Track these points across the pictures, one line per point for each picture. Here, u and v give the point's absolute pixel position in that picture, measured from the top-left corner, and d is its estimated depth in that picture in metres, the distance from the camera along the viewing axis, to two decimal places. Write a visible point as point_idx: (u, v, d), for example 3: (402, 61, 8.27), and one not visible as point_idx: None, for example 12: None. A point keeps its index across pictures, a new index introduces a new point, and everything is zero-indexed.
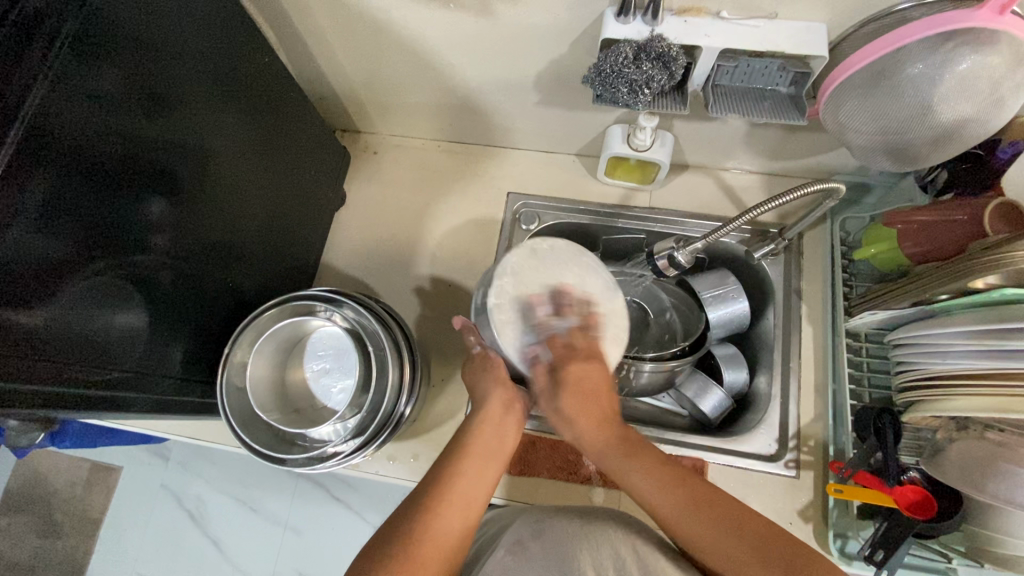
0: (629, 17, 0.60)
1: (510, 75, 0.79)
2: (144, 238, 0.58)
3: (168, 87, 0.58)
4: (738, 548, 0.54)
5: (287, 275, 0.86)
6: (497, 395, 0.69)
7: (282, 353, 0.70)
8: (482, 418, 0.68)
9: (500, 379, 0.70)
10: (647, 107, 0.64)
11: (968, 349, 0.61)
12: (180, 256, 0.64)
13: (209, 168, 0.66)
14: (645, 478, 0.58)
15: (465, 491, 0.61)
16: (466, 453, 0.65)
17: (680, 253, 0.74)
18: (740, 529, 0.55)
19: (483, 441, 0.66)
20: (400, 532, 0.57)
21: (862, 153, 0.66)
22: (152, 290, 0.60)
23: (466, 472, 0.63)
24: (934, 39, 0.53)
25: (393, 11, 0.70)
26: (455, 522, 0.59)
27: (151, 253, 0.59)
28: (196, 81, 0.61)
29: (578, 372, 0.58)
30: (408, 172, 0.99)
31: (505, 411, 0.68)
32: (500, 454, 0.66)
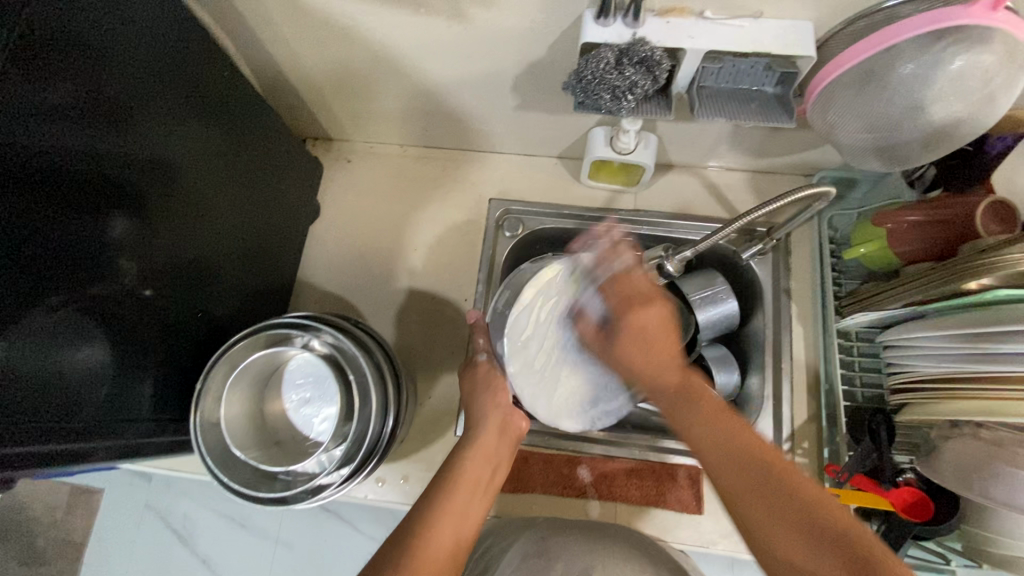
0: (609, 19, 0.57)
1: (487, 79, 0.75)
2: (104, 264, 0.54)
3: (128, 98, 0.54)
4: (781, 524, 0.46)
5: (260, 297, 0.82)
6: (491, 416, 0.71)
7: (258, 385, 0.66)
8: (474, 447, 0.68)
9: (495, 406, 0.72)
10: (631, 114, 0.61)
11: (961, 353, 0.59)
12: (146, 280, 0.60)
13: (175, 187, 0.62)
14: (703, 426, 0.55)
15: (458, 516, 0.59)
16: (458, 479, 0.63)
17: (670, 262, 0.74)
18: (794, 499, 0.47)
19: (476, 467, 0.66)
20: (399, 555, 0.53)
21: (851, 153, 0.64)
22: (117, 320, 0.57)
23: (458, 496, 0.61)
24: (926, 38, 0.51)
25: (360, 16, 0.66)
26: (450, 542, 0.56)
27: (114, 280, 0.56)
28: (156, 93, 0.58)
29: (640, 318, 0.62)
30: (385, 181, 0.95)
31: (498, 438, 0.70)
32: (492, 481, 0.66)
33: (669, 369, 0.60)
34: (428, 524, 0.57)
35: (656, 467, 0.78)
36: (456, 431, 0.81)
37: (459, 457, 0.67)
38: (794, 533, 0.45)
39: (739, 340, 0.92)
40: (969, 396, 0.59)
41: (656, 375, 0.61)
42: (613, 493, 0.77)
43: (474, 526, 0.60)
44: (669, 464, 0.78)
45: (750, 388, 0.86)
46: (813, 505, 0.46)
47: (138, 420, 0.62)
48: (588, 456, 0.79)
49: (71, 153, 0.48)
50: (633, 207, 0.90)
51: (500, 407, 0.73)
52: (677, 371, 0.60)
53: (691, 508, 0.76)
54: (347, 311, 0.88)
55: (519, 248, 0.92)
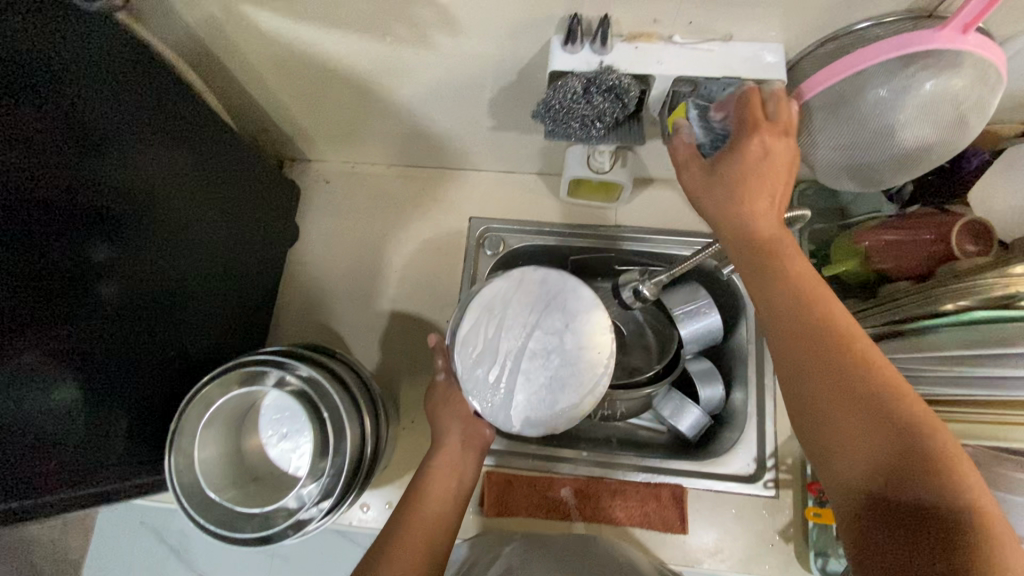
0: (577, 47, 0.56)
1: (461, 102, 0.75)
2: (79, 301, 0.54)
3: (106, 127, 0.54)
4: (831, 392, 0.43)
5: (240, 327, 0.81)
6: (455, 431, 0.73)
7: (232, 424, 0.66)
8: (435, 461, 0.71)
9: (456, 421, 0.74)
10: (601, 140, 0.62)
11: (939, 374, 0.58)
12: (118, 316, 0.59)
13: (150, 216, 0.62)
14: (777, 287, 0.47)
15: (423, 530, 0.64)
16: (423, 497, 0.68)
17: (644, 288, 0.70)
18: (848, 366, 0.43)
19: (441, 481, 0.69)
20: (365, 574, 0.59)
21: (825, 175, 0.63)
22: (87, 359, 0.56)
23: (421, 512, 0.66)
24: (895, 63, 0.50)
25: (327, 46, 0.65)
26: (417, 556, 0.61)
27: (88, 316, 0.56)
28: (138, 120, 0.58)
29: (780, 146, 0.48)
30: (364, 201, 0.94)
31: (461, 449, 0.72)
32: (458, 491, 0.70)
33: (761, 219, 0.48)
34: (392, 541, 0.62)
35: (640, 487, 0.78)
36: None
37: (423, 473, 0.71)
38: (842, 403, 0.42)
39: (722, 353, 0.91)
40: (953, 419, 0.59)
41: (742, 216, 0.48)
42: (599, 514, 0.77)
43: (440, 538, 0.65)
44: (652, 484, 0.78)
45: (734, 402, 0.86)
46: (867, 368, 0.43)
47: (110, 464, 0.61)
48: (571, 478, 0.79)
49: (41, 184, 0.49)
50: (614, 223, 0.90)
51: (462, 422, 0.74)
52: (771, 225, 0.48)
53: (675, 529, 0.76)
54: (329, 335, 0.88)
55: (500, 267, 0.91)
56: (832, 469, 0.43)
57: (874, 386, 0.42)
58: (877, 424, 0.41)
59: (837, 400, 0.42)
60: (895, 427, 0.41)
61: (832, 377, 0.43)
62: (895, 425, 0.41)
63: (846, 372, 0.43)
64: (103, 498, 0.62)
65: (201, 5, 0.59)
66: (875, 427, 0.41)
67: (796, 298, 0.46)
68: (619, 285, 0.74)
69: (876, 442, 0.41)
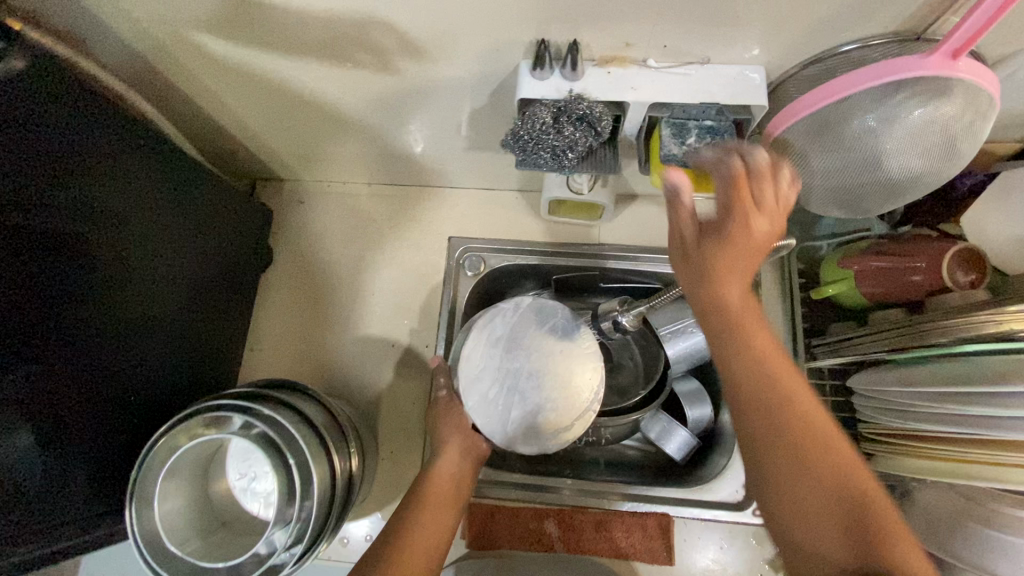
0: (545, 71, 0.53)
1: (432, 124, 0.72)
2: (35, 341, 0.53)
3: (65, 156, 0.53)
4: (802, 480, 0.45)
5: (213, 360, 0.79)
6: (456, 439, 0.70)
7: (199, 470, 0.66)
8: (436, 466, 0.68)
9: (458, 428, 0.71)
10: (575, 170, 0.59)
11: (931, 411, 0.56)
12: (76, 358, 0.57)
13: (116, 248, 0.60)
14: (745, 363, 0.47)
15: (422, 538, 0.61)
16: (423, 502, 0.65)
17: (623, 320, 0.68)
18: (812, 463, 0.45)
19: (441, 487, 0.66)
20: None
21: (812, 201, 0.60)
22: (41, 406, 0.54)
23: (421, 519, 0.63)
24: (881, 90, 0.47)
25: (287, 73, 0.62)
26: (415, 566, 0.59)
27: (45, 359, 0.54)
28: (96, 143, 0.56)
29: (761, 223, 0.46)
30: (340, 221, 0.91)
31: (462, 455, 0.69)
32: (458, 498, 0.67)
33: (729, 291, 0.47)
34: (391, 550, 0.59)
35: (625, 517, 0.76)
36: None
37: (423, 478, 0.67)
38: (808, 490, 0.45)
39: (711, 372, 0.89)
40: (945, 457, 0.56)
41: (718, 298, 0.48)
42: (584, 545, 0.76)
43: (440, 548, 0.62)
44: (637, 514, 0.76)
45: (724, 424, 0.84)
46: (828, 451, 0.45)
47: (71, 518, 0.59)
48: (556, 509, 0.77)
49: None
50: (597, 241, 0.87)
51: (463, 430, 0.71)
52: (741, 296, 0.48)
53: (661, 559, 0.74)
54: (306, 362, 0.85)
55: (481, 288, 0.88)
56: (779, 521, 0.46)
57: (836, 481, 0.44)
58: (841, 513, 0.43)
59: (777, 454, 0.46)
60: (853, 518, 0.43)
61: (784, 433, 0.46)
62: (854, 511, 0.43)
63: (807, 460, 0.45)
64: (64, 553, 0.60)
65: (147, 33, 0.56)
66: (840, 512, 0.43)
67: (748, 354, 0.47)
68: (598, 316, 0.71)
69: (843, 542, 0.42)
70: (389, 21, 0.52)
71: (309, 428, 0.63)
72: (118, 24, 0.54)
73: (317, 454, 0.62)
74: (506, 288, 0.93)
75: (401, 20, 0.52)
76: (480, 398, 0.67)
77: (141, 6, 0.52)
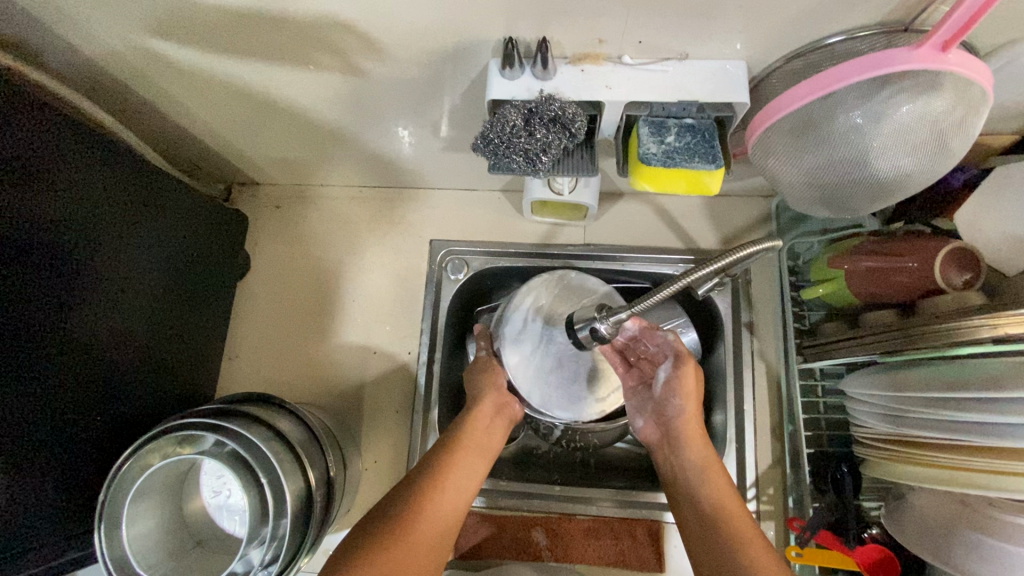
0: (515, 71, 0.51)
1: (405, 126, 0.69)
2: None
3: (17, 159, 0.51)
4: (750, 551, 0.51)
5: (187, 374, 0.77)
6: (491, 396, 0.69)
7: (172, 489, 0.64)
8: (474, 414, 0.67)
9: (496, 386, 0.70)
10: (550, 174, 0.56)
11: (925, 416, 0.55)
12: (42, 378, 0.55)
13: (81, 259, 0.58)
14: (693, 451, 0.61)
15: (456, 480, 0.60)
16: (461, 445, 0.64)
17: (603, 325, 0.60)
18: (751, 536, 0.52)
19: (478, 436, 0.66)
20: (398, 512, 0.55)
21: (799, 200, 0.58)
22: (9, 429, 0.52)
23: (458, 462, 0.62)
24: (868, 85, 0.44)
25: (250, 77, 0.60)
26: (449, 503, 0.58)
27: (8, 383, 0.52)
28: (46, 148, 0.54)
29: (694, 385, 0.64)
30: (319, 226, 0.89)
31: (497, 408, 0.69)
32: (491, 449, 0.66)
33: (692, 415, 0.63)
34: (429, 483, 0.58)
35: (614, 524, 0.75)
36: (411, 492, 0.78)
37: (461, 424, 0.66)
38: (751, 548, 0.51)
39: None
40: (937, 464, 0.54)
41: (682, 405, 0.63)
42: (571, 555, 0.74)
43: (469, 493, 0.61)
44: (627, 520, 0.74)
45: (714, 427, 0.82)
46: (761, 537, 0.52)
47: (39, 545, 0.57)
48: (543, 517, 0.75)
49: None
50: (582, 241, 0.85)
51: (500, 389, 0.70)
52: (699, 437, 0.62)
53: (651, 566, 0.73)
54: (286, 372, 0.84)
55: (464, 291, 0.86)
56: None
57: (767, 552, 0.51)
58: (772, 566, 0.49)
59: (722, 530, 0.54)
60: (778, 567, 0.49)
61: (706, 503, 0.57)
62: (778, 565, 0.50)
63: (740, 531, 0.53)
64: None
65: (99, 40, 0.54)
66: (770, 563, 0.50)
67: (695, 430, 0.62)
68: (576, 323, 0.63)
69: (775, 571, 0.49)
70: (348, 21, 0.50)
71: (281, 443, 0.61)
72: (65, 30, 0.52)
73: (290, 470, 0.60)
74: (490, 290, 0.90)
75: (361, 21, 0.50)
76: (521, 358, 0.69)
77: (87, 12, 0.50)
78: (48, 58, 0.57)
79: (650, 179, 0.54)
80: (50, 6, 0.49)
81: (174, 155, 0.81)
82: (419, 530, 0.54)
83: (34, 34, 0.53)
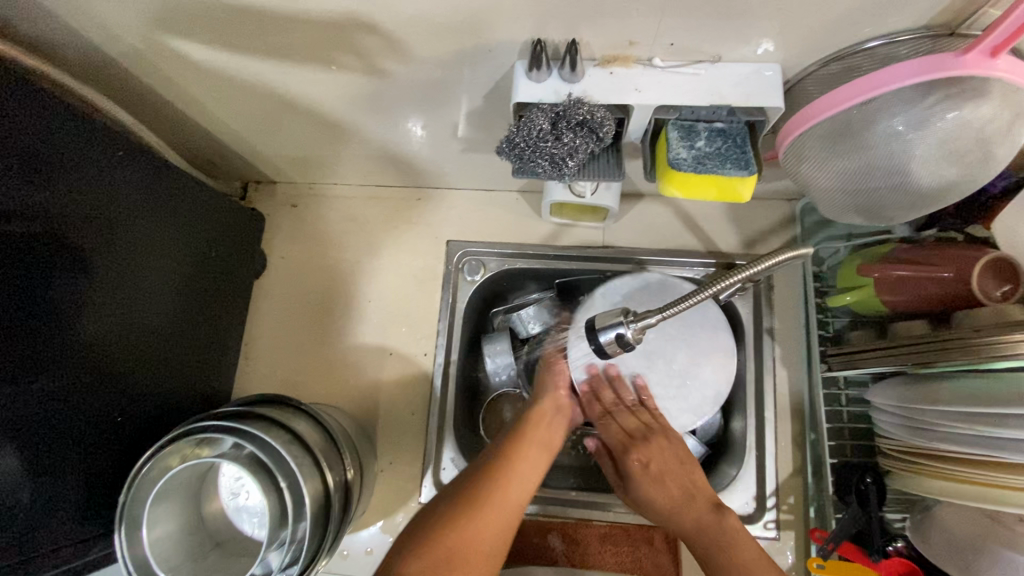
0: (542, 73, 0.49)
1: (424, 127, 0.68)
2: (20, 361, 0.51)
3: (44, 158, 0.52)
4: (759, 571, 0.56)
5: (205, 371, 0.77)
6: (551, 396, 0.73)
7: (192, 490, 0.64)
8: (536, 409, 0.72)
9: (558, 386, 0.74)
10: (575, 178, 0.55)
11: (962, 431, 0.53)
12: (63, 380, 0.55)
13: (105, 258, 0.59)
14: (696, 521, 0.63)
15: (523, 471, 0.65)
16: (521, 438, 0.68)
17: (629, 330, 0.55)
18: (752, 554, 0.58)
19: (542, 431, 0.70)
20: (469, 499, 0.61)
21: (830, 206, 0.56)
22: (28, 431, 0.52)
23: (524, 455, 0.67)
24: (913, 91, 0.42)
25: (269, 77, 0.59)
26: (515, 494, 0.63)
27: (30, 380, 0.52)
28: (69, 149, 0.54)
29: (659, 455, 0.68)
30: (335, 226, 0.89)
31: (558, 410, 0.73)
32: (553, 445, 0.70)
33: (697, 507, 0.64)
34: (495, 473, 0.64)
35: (631, 530, 0.74)
36: (420, 499, 0.77)
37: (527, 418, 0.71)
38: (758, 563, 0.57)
39: None
40: (967, 480, 0.53)
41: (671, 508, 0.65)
42: (588, 561, 0.73)
43: (533, 484, 0.66)
44: (645, 527, 0.74)
45: (732, 432, 0.81)
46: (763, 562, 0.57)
47: (64, 543, 0.58)
48: (560, 522, 0.75)
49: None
50: (601, 244, 0.83)
51: (560, 393, 0.73)
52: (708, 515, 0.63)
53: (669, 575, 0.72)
54: (302, 372, 0.83)
55: (481, 293, 0.86)
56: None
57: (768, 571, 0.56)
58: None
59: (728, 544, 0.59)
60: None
61: (700, 535, 0.62)
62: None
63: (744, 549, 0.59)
64: None
65: (120, 39, 0.54)
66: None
67: (679, 495, 0.66)
68: (596, 328, 0.57)
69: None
70: (373, 23, 0.49)
71: (300, 445, 0.61)
72: (87, 29, 0.52)
73: (311, 474, 0.60)
74: (507, 292, 0.90)
75: (386, 22, 0.49)
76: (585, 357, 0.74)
77: (109, 10, 0.49)
78: (71, 61, 0.57)
79: (680, 184, 0.53)
80: (71, 4, 0.48)
81: (192, 153, 0.81)
82: (490, 513, 0.60)
83: (56, 33, 0.53)
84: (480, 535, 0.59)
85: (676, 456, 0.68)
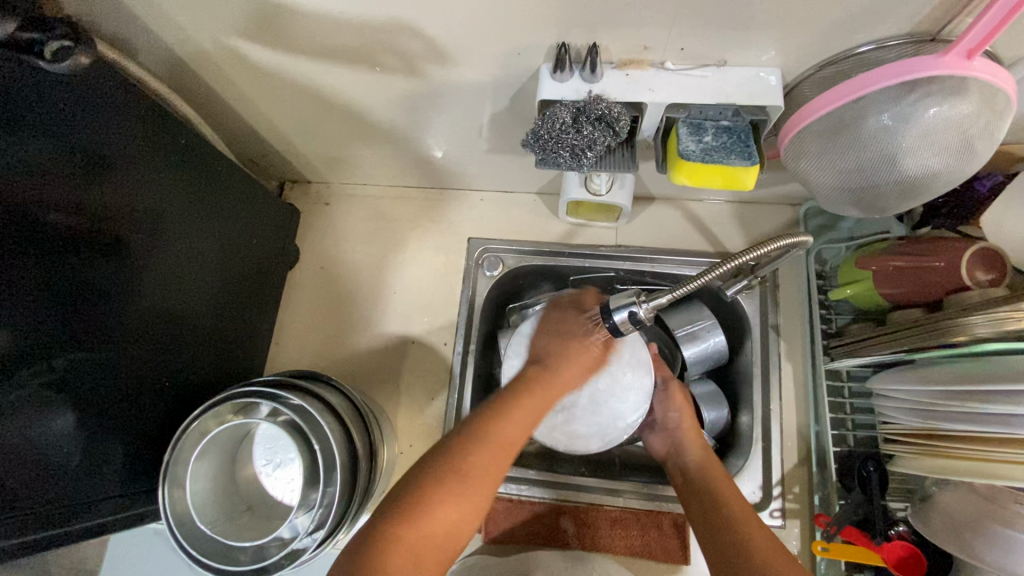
0: (566, 74, 0.55)
1: (453, 127, 0.74)
2: (84, 329, 0.56)
3: (116, 150, 0.57)
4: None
5: (240, 353, 0.82)
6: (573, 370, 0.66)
7: (227, 457, 0.69)
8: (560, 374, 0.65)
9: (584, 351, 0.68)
10: (592, 169, 0.61)
11: (953, 411, 0.56)
12: (121, 350, 0.61)
13: (156, 243, 0.64)
14: (723, 480, 0.67)
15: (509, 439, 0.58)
16: (518, 406, 0.60)
17: (641, 309, 0.60)
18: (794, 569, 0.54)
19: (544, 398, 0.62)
20: (445, 469, 0.54)
21: (828, 201, 0.61)
22: (87, 394, 0.57)
23: (512, 423, 0.58)
24: (897, 89, 0.47)
25: (317, 77, 0.66)
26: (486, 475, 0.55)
27: (94, 343, 0.57)
28: (137, 141, 0.59)
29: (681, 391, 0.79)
30: (364, 224, 0.95)
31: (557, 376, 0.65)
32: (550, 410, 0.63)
33: (699, 450, 0.72)
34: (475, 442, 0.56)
35: (641, 516, 0.77)
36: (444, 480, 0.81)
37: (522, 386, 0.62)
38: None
39: (727, 375, 0.89)
40: (962, 456, 0.56)
41: (687, 441, 0.74)
42: (598, 543, 0.76)
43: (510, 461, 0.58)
44: (655, 513, 0.76)
45: (738, 426, 0.84)
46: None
47: (105, 496, 0.62)
48: (572, 506, 0.78)
49: (35, 213, 0.50)
50: (614, 243, 0.88)
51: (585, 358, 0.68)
52: (710, 461, 0.71)
53: (676, 559, 0.74)
54: (328, 358, 0.88)
55: (499, 288, 0.91)
56: None
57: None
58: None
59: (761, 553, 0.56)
60: None
61: (706, 469, 0.69)
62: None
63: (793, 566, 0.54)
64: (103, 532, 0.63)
65: (192, 40, 0.60)
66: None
67: (697, 439, 0.74)
68: (609, 308, 0.61)
69: None
70: (417, 27, 0.55)
71: (331, 415, 0.65)
72: (164, 30, 0.59)
73: (340, 442, 0.64)
74: (524, 289, 0.95)
75: (428, 28, 0.55)
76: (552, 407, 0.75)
77: (186, 13, 0.56)
78: (144, 59, 0.64)
79: (689, 175, 0.58)
80: (153, 7, 0.55)
81: (237, 152, 0.88)
82: (467, 497, 0.53)
83: (135, 33, 0.59)
84: (455, 517, 0.52)
85: (692, 462, 0.71)
